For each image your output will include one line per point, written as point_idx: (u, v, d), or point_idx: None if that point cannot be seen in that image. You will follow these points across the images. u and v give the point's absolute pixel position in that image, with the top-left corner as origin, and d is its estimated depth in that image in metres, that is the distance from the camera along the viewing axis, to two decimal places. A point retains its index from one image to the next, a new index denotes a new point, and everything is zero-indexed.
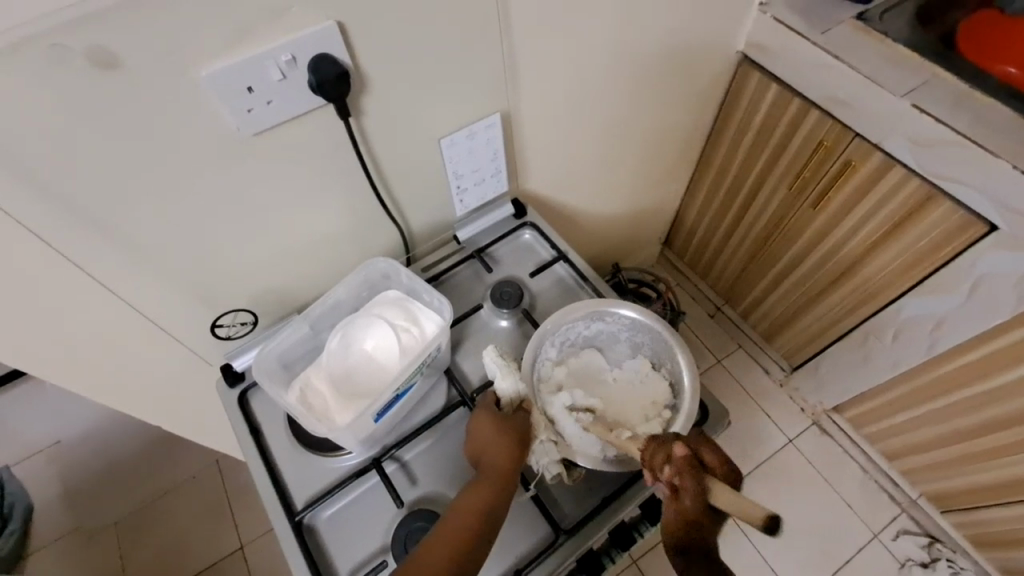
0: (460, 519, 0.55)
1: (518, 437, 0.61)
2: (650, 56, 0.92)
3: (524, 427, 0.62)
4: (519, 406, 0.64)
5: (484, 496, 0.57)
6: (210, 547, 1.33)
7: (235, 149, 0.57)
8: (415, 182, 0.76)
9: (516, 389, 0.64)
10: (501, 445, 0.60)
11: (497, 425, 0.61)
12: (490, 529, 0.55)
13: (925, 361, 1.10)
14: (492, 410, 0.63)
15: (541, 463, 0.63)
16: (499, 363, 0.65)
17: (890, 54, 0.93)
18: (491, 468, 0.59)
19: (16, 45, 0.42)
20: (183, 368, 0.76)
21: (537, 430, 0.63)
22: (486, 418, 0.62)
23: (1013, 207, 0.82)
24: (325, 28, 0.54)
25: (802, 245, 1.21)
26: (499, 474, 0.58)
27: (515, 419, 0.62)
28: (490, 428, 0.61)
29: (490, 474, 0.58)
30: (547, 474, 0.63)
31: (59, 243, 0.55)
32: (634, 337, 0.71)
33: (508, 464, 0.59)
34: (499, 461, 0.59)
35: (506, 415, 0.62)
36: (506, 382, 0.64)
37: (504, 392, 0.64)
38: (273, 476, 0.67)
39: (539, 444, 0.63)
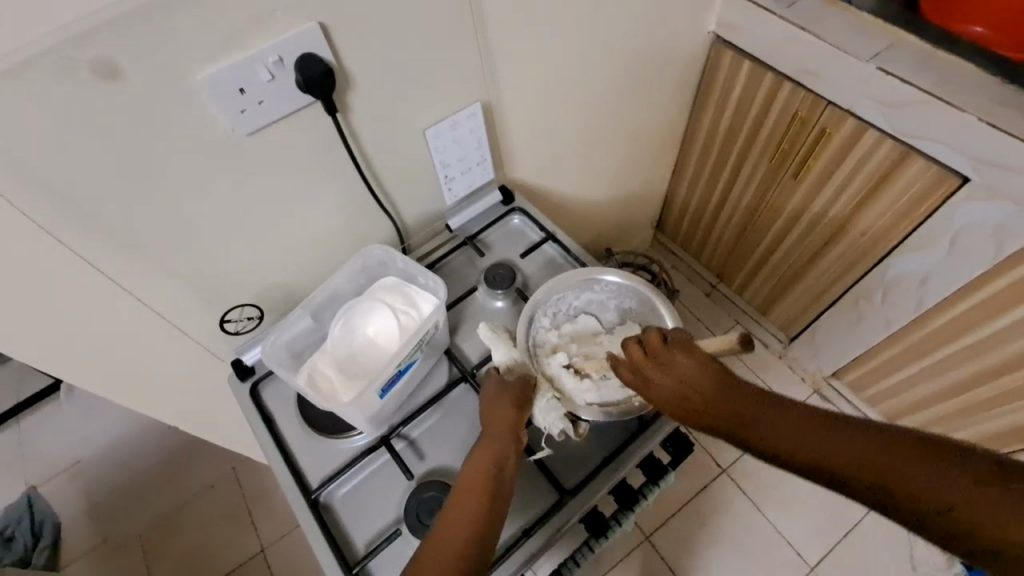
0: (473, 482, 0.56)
1: (516, 399, 0.62)
2: (624, 41, 0.96)
3: (524, 390, 0.64)
4: (520, 373, 0.65)
5: (493, 447, 0.59)
6: (233, 550, 1.36)
7: (231, 150, 0.61)
8: (404, 174, 0.79)
9: (513, 360, 0.67)
10: (499, 408, 0.62)
11: (496, 391, 0.64)
12: (507, 476, 0.58)
13: (915, 318, 1.13)
14: (498, 379, 0.65)
15: (549, 420, 0.63)
16: (492, 336, 0.69)
17: (854, 22, 0.96)
18: (495, 429, 0.61)
19: (25, 61, 0.46)
20: (196, 365, 0.80)
21: (540, 390, 0.65)
22: (492, 383, 0.65)
23: (981, 158, 0.85)
24: (308, 29, 0.57)
25: (789, 214, 1.24)
26: (502, 435, 0.60)
27: (513, 382, 0.64)
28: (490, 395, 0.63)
29: (496, 428, 0.61)
30: (556, 431, 0.63)
31: (74, 247, 0.58)
32: (624, 303, 0.74)
33: (509, 424, 0.61)
34: (501, 422, 0.61)
35: (509, 379, 0.65)
36: (502, 353, 0.67)
37: (503, 364, 0.67)
38: (287, 459, 0.70)
39: (545, 398, 0.64)
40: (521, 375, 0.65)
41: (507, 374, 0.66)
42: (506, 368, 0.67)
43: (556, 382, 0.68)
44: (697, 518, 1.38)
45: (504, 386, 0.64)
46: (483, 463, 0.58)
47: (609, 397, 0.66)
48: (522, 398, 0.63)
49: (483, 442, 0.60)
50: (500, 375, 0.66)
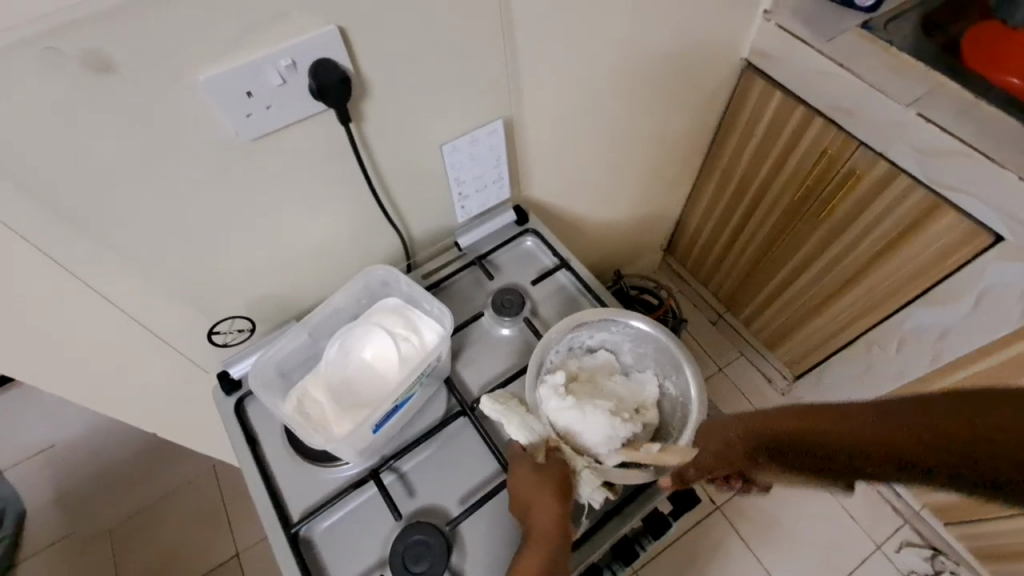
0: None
1: (559, 490, 0.58)
2: (654, 63, 0.92)
3: (565, 478, 0.59)
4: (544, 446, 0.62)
5: (544, 549, 0.55)
6: (204, 554, 1.31)
7: (234, 155, 0.57)
8: (416, 188, 0.75)
9: (529, 432, 0.62)
10: (546, 505, 0.57)
11: (534, 484, 0.59)
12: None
13: (928, 372, 1.09)
14: (525, 457, 0.61)
15: (587, 493, 0.61)
16: (498, 409, 0.64)
17: (895, 63, 0.92)
18: (542, 531, 0.56)
19: (10, 50, 0.41)
20: (178, 374, 0.75)
21: (573, 461, 0.61)
22: (524, 471, 0.60)
23: (1018, 218, 0.81)
24: (326, 32, 0.53)
25: (807, 253, 1.20)
26: (550, 537, 0.56)
27: (550, 466, 0.60)
28: (530, 488, 0.59)
29: (541, 527, 0.56)
30: (594, 502, 0.61)
31: (51, 248, 0.54)
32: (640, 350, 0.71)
33: (556, 523, 0.56)
34: (548, 526, 0.56)
35: (546, 465, 0.60)
36: (515, 429, 0.62)
37: (521, 438, 0.62)
38: (268, 486, 0.65)
39: (581, 474, 0.61)
40: (548, 451, 0.61)
41: (530, 450, 0.62)
42: (530, 445, 0.62)
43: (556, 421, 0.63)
44: (687, 556, 1.34)
45: (546, 474, 0.59)
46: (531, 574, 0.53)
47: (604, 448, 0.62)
48: (565, 492, 0.58)
49: (530, 547, 0.55)
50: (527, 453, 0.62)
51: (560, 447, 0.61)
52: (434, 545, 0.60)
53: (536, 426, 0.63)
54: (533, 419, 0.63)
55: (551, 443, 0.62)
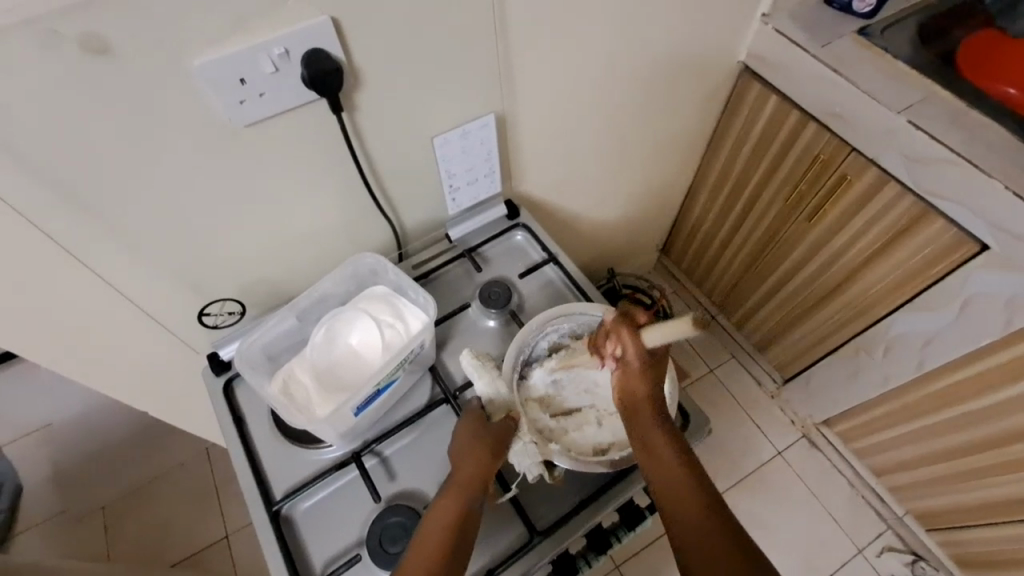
0: (435, 536, 0.54)
1: (492, 449, 0.60)
2: (650, 63, 0.92)
3: (504, 440, 0.61)
4: (505, 413, 0.63)
5: (460, 497, 0.57)
6: (191, 536, 1.34)
7: (227, 140, 0.58)
8: (408, 179, 0.76)
9: (498, 395, 0.65)
10: (472, 455, 0.59)
11: (469, 440, 0.60)
12: (472, 530, 0.56)
13: (914, 378, 1.10)
14: (478, 414, 0.63)
15: (523, 465, 0.62)
16: (475, 366, 0.66)
17: (890, 70, 0.93)
18: (465, 480, 0.58)
19: (12, 30, 0.43)
20: (171, 354, 0.77)
21: (519, 431, 0.62)
22: (465, 427, 0.62)
23: (1005, 228, 0.82)
24: (320, 23, 0.54)
25: (798, 256, 1.20)
26: (469, 488, 0.57)
27: (489, 426, 0.61)
28: (464, 442, 0.61)
29: (463, 474, 0.58)
30: (529, 475, 0.62)
31: (47, 226, 0.55)
32: None
33: (480, 476, 0.58)
34: (470, 473, 0.58)
35: (491, 424, 0.62)
36: (484, 385, 0.65)
37: (487, 397, 0.65)
38: (252, 465, 0.67)
39: (524, 445, 0.62)
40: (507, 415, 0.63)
41: (490, 410, 0.64)
42: (489, 403, 0.65)
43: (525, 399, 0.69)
44: (670, 553, 1.33)
45: (481, 429, 0.61)
46: (444, 516, 0.55)
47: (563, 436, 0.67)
48: (499, 452, 0.60)
49: (449, 493, 0.57)
50: (483, 412, 0.64)
51: (518, 419, 0.63)
52: (410, 527, 0.62)
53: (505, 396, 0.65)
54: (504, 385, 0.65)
55: (513, 413, 0.63)
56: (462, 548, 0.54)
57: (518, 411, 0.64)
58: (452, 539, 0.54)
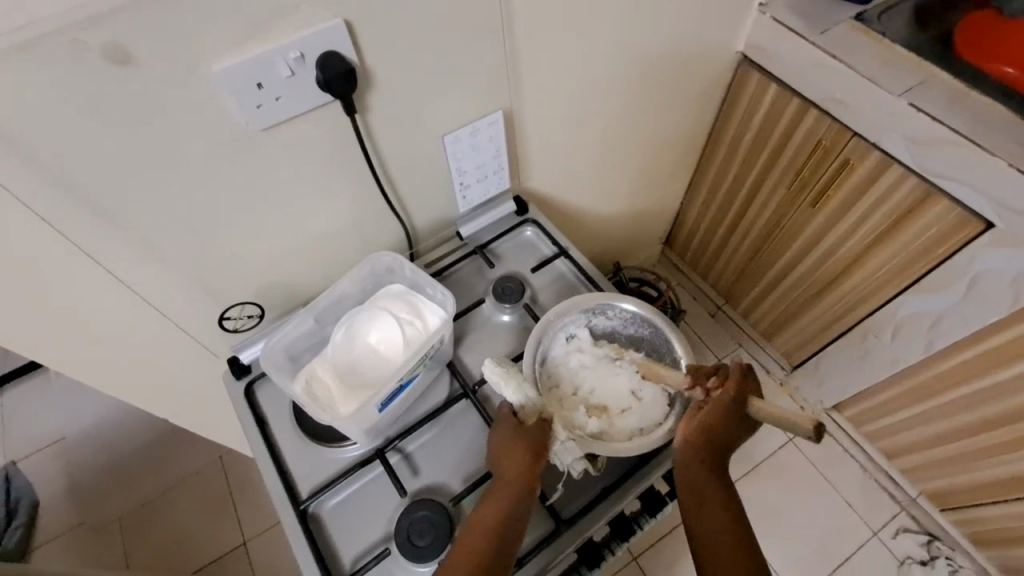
0: (477, 541, 0.56)
1: (532, 453, 0.60)
2: (650, 56, 0.93)
3: (544, 441, 0.61)
4: (538, 416, 0.63)
5: (503, 500, 0.58)
6: (211, 543, 1.34)
7: (245, 144, 0.59)
8: (419, 179, 0.77)
9: (526, 399, 0.64)
10: (514, 460, 0.60)
11: (510, 442, 0.62)
12: (514, 532, 0.57)
13: (923, 359, 1.11)
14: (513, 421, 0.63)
15: (566, 461, 0.64)
16: (498, 373, 0.65)
17: (888, 54, 0.94)
18: (506, 483, 0.59)
19: (38, 41, 0.44)
20: (190, 359, 0.78)
21: (556, 431, 0.63)
22: (506, 432, 0.62)
23: (1008, 204, 0.83)
24: (333, 26, 0.55)
25: (803, 243, 1.21)
26: (511, 491, 0.58)
27: (529, 430, 0.62)
28: (505, 447, 0.61)
29: (505, 478, 0.59)
30: (573, 470, 0.65)
31: (69, 233, 0.56)
32: (668, 340, 0.70)
33: (520, 478, 0.59)
34: (512, 477, 0.59)
35: (527, 427, 0.62)
36: (512, 392, 0.64)
37: (518, 402, 0.64)
38: (277, 464, 0.68)
39: (562, 445, 0.64)
40: (539, 420, 0.63)
41: (523, 416, 0.64)
42: (521, 408, 0.64)
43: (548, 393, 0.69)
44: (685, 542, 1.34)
45: (521, 434, 0.62)
46: (486, 519, 0.57)
47: (586, 423, 0.67)
48: (539, 454, 0.61)
49: (491, 497, 0.59)
50: (517, 417, 0.64)
51: (552, 420, 0.64)
52: (437, 520, 0.62)
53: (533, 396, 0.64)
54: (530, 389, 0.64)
55: (546, 414, 0.63)
56: (505, 550, 0.56)
57: (551, 412, 0.64)
58: (494, 542, 0.56)
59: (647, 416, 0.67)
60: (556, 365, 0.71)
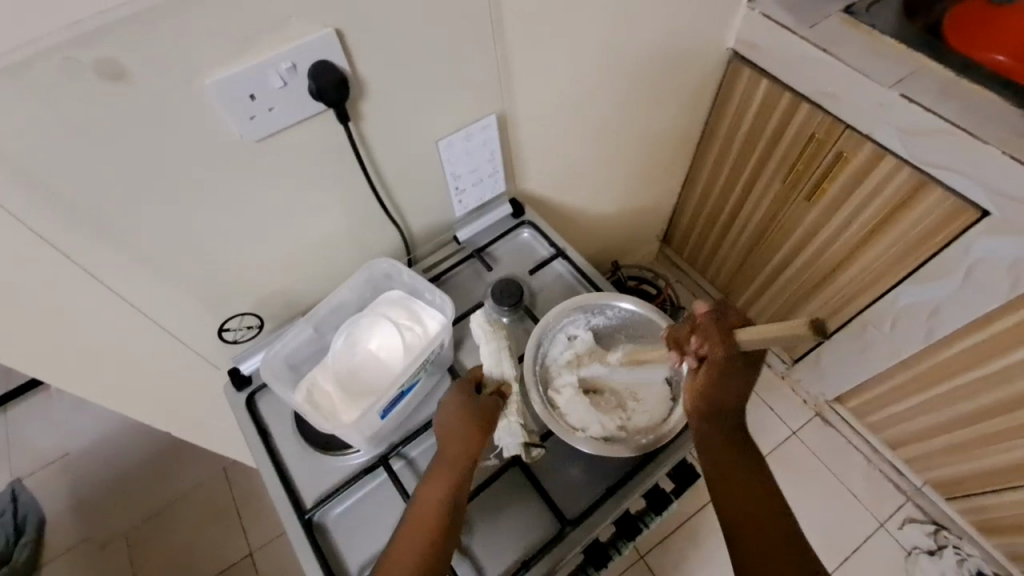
0: (423, 521, 0.56)
1: (479, 426, 0.60)
2: (642, 55, 0.93)
3: (493, 414, 0.62)
4: (496, 390, 0.64)
5: (448, 477, 0.58)
6: (218, 554, 1.34)
7: (239, 156, 0.59)
8: (414, 184, 0.77)
9: (497, 368, 0.66)
10: (458, 435, 0.60)
11: (454, 417, 0.61)
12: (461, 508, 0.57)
13: (924, 349, 1.11)
14: (467, 390, 0.63)
15: (504, 439, 0.65)
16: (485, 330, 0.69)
17: (878, 46, 0.94)
18: (450, 459, 0.59)
19: (31, 60, 0.44)
20: (191, 372, 0.78)
21: (506, 408, 0.65)
22: (451, 404, 0.62)
23: (1002, 191, 0.83)
24: (323, 35, 0.55)
25: (800, 235, 1.21)
26: (457, 465, 0.59)
27: (476, 405, 0.61)
28: (450, 422, 0.61)
29: (450, 454, 0.59)
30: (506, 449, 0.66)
31: (68, 251, 0.56)
32: None
33: (465, 454, 0.59)
34: (457, 452, 0.59)
35: (479, 399, 0.62)
36: (487, 354, 0.67)
37: (488, 368, 0.66)
38: (280, 474, 0.68)
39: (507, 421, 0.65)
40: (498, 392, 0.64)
41: (485, 382, 0.66)
42: (488, 377, 0.66)
43: (548, 391, 0.69)
44: (693, 539, 1.34)
45: (469, 407, 0.61)
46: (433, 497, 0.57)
47: (590, 425, 0.66)
48: (488, 427, 0.61)
49: (436, 473, 0.59)
50: (478, 383, 0.65)
51: (508, 396, 0.64)
52: None
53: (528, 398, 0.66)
54: (506, 357, 0.67)
55: (505, 389, 0.64)
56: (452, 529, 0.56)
57: (511, 388, 0.65)
58: (444, 522, 0.55)
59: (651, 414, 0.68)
60: (556, 367, 0.71)
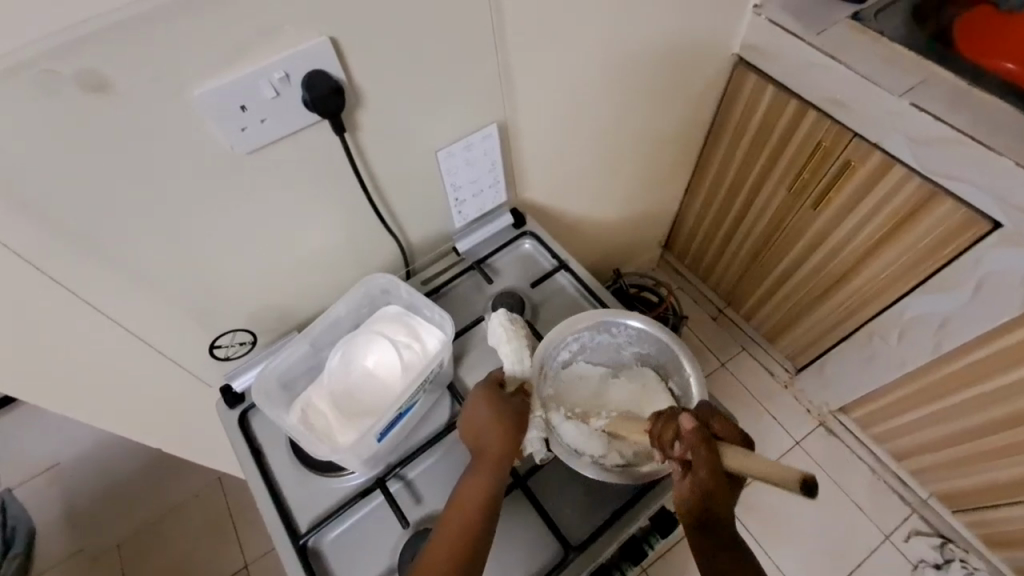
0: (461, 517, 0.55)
1: (513, 423, 0.60)
2: (648, 61, 0.92)
3: (522, 413, 0.61)
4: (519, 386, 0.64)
5: (486, 477, 0.58)
6: (210, 569, 1.33)
7: (230, 169, 0.57)
8: (413, 196, 0.75)
9: (518, 364, 0.66)
10: (495, 434, 0.59)
11: (487, 415, 0.60)
12: (496, 510, 0.57)
13: (931, 360, 1.09)
14: (496, 382, 0.64)
15: (531, 440, 0.63)
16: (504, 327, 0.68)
17: (887, 54, 0.92)
18: (487, 459, 0.59)
19: (5, 72, 0.42)
20: (181, 389, 0.75)
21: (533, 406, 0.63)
22: (480, 399, 0.61)
23: (1015, 204, 0.81)
24: (318, 44, 0.53)
25: (806, 244, 1.19)
26: (495, 465, 0.58)
27: (510, 403, 0.61)
28: (484, 421, 0.60)
29: (487, 455, 0.59)
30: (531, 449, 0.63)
31: (50, 268, 0.54)
32: (678, 360, 0.67)
33: (501, 453, 0.58)
34: (493, 450, 0.59)
35: (506, 399, 0.61)
36: (508, 352, 0.67)
37: (509, 368, 0.67)
38: (274, 497, 0.65)
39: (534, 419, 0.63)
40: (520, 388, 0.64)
41: (507, 381, 0.65)
42: (510, 375, 0.66)
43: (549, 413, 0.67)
44: None
45: (504, 405, 0.61)
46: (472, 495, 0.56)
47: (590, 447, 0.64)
48: (521, 425, 0.60)
49: (474, 472, 0.58)
50: (501, 382, 0.64)
51: (530, 394, 0.63)
52: None
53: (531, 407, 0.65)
54: (525, 356, 0.67)
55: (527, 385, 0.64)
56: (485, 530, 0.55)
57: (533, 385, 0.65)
58: (478, 521, 0.55)
59: None
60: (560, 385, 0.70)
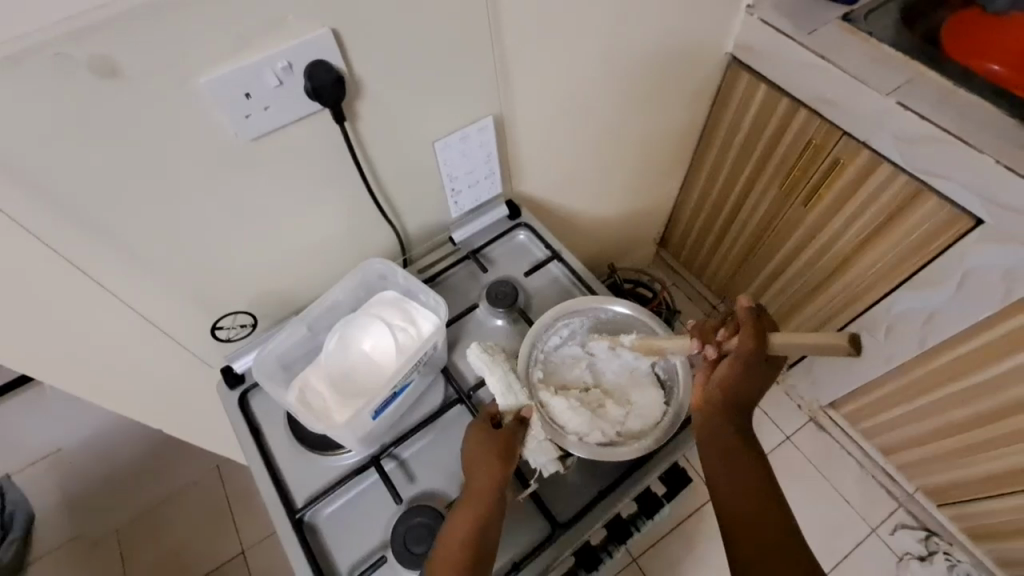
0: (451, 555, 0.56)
1: (501, 453, 0.60)
2: (642, 58, 0.94)
3: (513, 443, 0.61)
4: (518, 415, 0.63)
5: (473, 513, 0.58)
6: (210, 553, 1.39)
7: (234, 154, 0.59)
8: (411, 186, 0.77)
9: (510, 396, 0.65)
10: (482, 467, 0.59)
11: (476, 449, 0.61)
12: (486, 547, 0.56)
13: (918, 356, 1.11)
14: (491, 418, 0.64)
15: (540, 461, 0.64)
16: (485, 360, 0.67)
17: (876, 55, 0.94)
18: (475, 495, 0.59)
19: (21, 55, 0.44)
20: (182, 370, 0.77)
21: (533, 429, 0.64)
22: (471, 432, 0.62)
23: (997, 201, 0.83)
24: (320, 35, 0.55)
25: (796, 241, 1.22)
26: (480, 499, 0.58)
27: (497, 434, 0.62)
28: (474, 453, 0.61)
29: (475, 490, 0.59)
30: (546, 471, 0.65)
31: (58, 246, 0.56)
32: None
33: (489, 488, 0.59)
34: (481, 484, 0.59)
35: (500, 430, 0.62)
36: (495, 381, 0.66)
37: (501, 399, 0.65)
38: (272, 474, 0.68)
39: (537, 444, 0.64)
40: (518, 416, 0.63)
41: (502, 413, 0.65)
42: (504, 410, 0.65)
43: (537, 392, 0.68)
44: (686, 541, 1.34)
45: (491, 437, 0.61)
46: (457, 533, 0.56)
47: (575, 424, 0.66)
48: (509, 455, 0.60)
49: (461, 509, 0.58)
50: (496, 416, 0.64)
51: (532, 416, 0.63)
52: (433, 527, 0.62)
53: (517, 393, 0.65)
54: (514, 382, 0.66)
55: (523, 412, 0.64)
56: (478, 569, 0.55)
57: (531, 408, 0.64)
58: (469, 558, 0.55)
59: (642, 417, 0.68)
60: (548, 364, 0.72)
